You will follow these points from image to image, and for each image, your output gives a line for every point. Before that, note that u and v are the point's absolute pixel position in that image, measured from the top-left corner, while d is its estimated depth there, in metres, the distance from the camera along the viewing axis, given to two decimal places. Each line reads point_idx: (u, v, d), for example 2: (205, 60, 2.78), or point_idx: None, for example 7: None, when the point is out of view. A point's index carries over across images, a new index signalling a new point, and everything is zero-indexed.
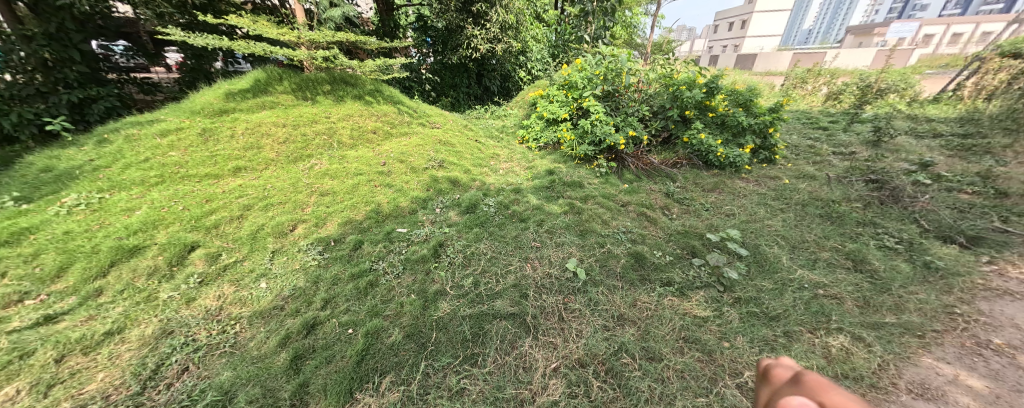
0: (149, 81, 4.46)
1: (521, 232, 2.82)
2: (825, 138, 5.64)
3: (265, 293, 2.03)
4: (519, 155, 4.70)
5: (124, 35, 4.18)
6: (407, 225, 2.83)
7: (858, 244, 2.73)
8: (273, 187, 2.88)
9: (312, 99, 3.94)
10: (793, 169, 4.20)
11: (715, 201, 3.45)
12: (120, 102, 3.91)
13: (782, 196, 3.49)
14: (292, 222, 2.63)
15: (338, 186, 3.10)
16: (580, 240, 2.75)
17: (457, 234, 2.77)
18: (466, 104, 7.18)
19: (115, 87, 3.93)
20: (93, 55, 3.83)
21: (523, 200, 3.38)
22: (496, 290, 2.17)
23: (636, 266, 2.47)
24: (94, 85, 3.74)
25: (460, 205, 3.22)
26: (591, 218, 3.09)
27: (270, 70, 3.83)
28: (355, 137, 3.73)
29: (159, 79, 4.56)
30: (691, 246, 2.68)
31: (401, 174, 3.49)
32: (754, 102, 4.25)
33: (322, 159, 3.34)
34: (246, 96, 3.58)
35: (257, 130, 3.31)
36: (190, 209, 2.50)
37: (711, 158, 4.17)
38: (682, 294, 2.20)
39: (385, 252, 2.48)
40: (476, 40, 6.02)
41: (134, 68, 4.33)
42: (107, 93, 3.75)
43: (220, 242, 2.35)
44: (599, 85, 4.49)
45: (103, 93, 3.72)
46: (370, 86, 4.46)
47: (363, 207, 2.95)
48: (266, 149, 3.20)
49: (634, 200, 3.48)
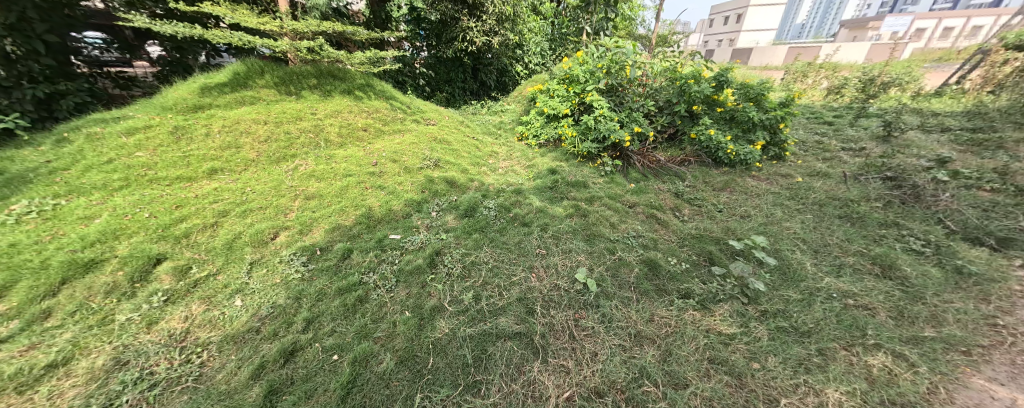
0: (125, 75, 4.15)
1: (524, 238, 2.62)
2: (831, 133, 5.48)
3: (239, 312, 1.80)
4: (518, 153, 4.49)
5: (103, 26, 3.88)
6: (401, 231, 2.64)
7: (884, 248, 2.56)
8: (253, 191, 2.60)
9: (296, 94, 3.65)
10: (804, 167, 4.04)
11: (727, 201, 3.27)
12: (92, 97, 3.65)
13: (798, 195, 3.31)
14: (273, 230, 2.39)
15: (325, 188, 2.85)
16: (587, 245, 2.55)
17: (454, 240, 2.56)
18: (461, 100, 6.96)
19: (84, 81, 3.64)
20: (63, 46, 3.51)
21: (524, 202, 3.17)
22: (499, 305, 1.97)
23: (649, 275, 2.28)
24: (63, 79, 3.48)
25: (457, 207, 3.02)
26: (598, 222, 2.90)
27: (251, 63, 3.54)
28: (344, 135, 3.46)
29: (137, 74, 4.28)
30: (707, 251, 2.50)
31: (394, 175, 3.26)
32: (765, 96, 4.06)
33: (307, 159, 3.06)
34: (224, 90, 3.27)
35: (235, 127, 3.00)
36: (157, 216, 2.23)
37: (720, 155, 3.98)
38: (703, 307, 2.00)
39: (376, 263, 2.27)
40: (472, 33, 5.76)
41: (112, 62, 4.03)
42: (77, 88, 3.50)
43: (191, 253, 2.11)
44: (602, 78, 4.28)
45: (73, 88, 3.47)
46: (360, 80, 4.20)
47: (353, 211, 2.74)
48: (246, 148, 2.91)
49: (642, 200, 3.29)
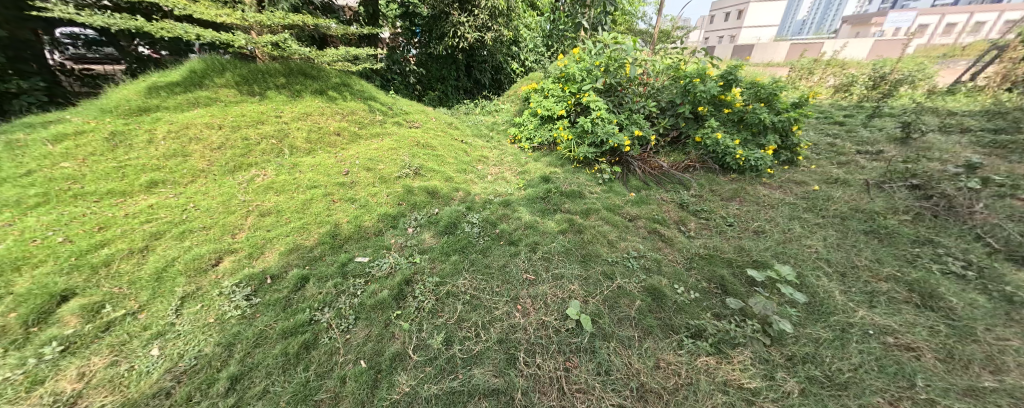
0: (93, 72, 3.66)
1: (510, 260, 2.30)
2: (844, 135, 5.16)
3: (153, 366, 1.48)
4: (510, 158, 4.17)
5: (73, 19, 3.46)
6: (370, 252, 2.32)
7: (921, 271, 2.23)
8: (197, 208, 2.26)
9: (261, 94, 3.29)
10: (819, 174, 3.71)
11: (739, 213, 2.96)
12: (52, 97, 3.25)
13: (816, 207, 2.99)
14: (216, 255, 2.06)
15: (284, 202, 2.51)
16: (580, 269, 2.23)
17: (430, 263, 2.22)
18: (453, 99, 6.61)
19: (41, 79, 3.17)
20: (19, 41, 3.05)
21: (513, 216, 2.84)
22: (474, 351, 1.64)
23: (653, 306, 1.95)
24: (16, 75, 3.04)
25: (437, 223, 2.68)
26: (594, 239, 2.59)
27: (210, 60, 3.19)
28: (313, 140, 3.12)
29: (107, 72, 3.73)
30: (718, 275, 2.18)
31: (368, 185, 2.93)
32: (778, 97, 3.72)
33: (266, 168, 2.71)
34: (175, 90, 2.91)
35: (183, 132, 2.64)
36: (74, 241, 1.89)
37: (728, 161, 3.65)
38: (719, 351, 1.67)
39: (334, 295, 1.93)
40: (463, 28, 5.40)
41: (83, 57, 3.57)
42: (31, 87, 3.09)
43: (108, 286, 1.77)
44: (600, 77, 3.98)
45: (25, 87, 3.05)
46: (335, 79, 3.87)
47: (316, 229, 2.42)
48: (195, 157, 2.56)
49: (644, 213, 2.99)
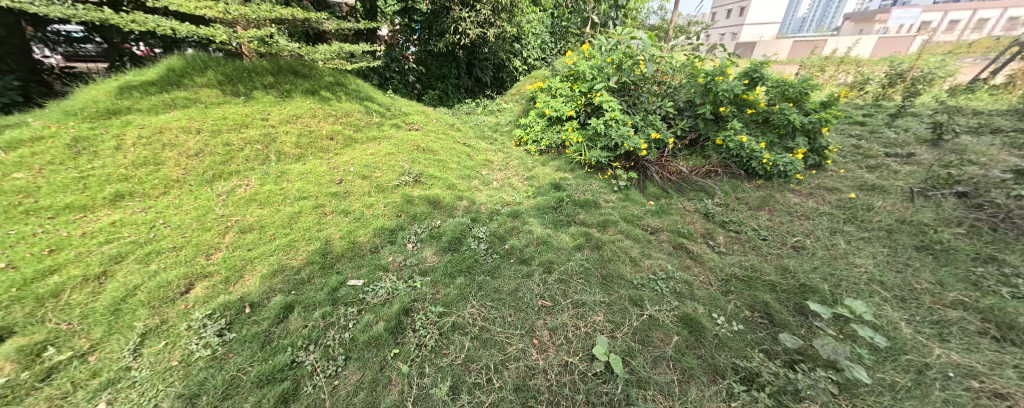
0: (75, 71, 3.21)
1: (522, 283, 2.04)
2: (868, 136, 4.87)
3: None
4: (516, 162, 3.91)
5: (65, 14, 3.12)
6: (364, 274, 2.05)
7: (991, 295, 1.95)
8: (168, 224, 1.99)
9: (246, 94, 3.02)
10: (851, 179, 3.44)
11: (770, 225, 2.69)
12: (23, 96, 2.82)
13: (857, 218, 2.71)
14: (186, 281, 1.79)
15: (269, 216, 2.24)
16: (603, 294, 1.97)
17: (432, 288, 1.95)
18: (454, 98, 6.33)
19: (13, 77, 2.77)
20: None
21: (524, 229, 2.57)
22: (486, 404, 1.38)
23: (690, 340, 1.69)
24: None
25: (438, 238, 2.42)
26: (615, 256, 2.32)
27: (191, 57, 2.93)
28: (303, 145, 2.85)
29: (91, 71, 3.27)
30: (761, 302, 1.92)
31: (363, 195, 2.66)
32: (808, 96, 3.42)
33: (249, 178, 2.43)
34: (150, 91, 2.63)
35: (157, 138, 2.37)
36: (18, 267, 1.61)
37: (754, 166, 3.37)
38: (778, 403, 1.40)
39: (321, 329, 1.66)
40: (465, 24, 5.12)
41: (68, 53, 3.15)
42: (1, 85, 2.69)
43: (54, 322, 1.49)
44: (613, 76, 3.71)
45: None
46: (328, 78, 3.61)
47: (304, 247, 2.15)
48: (169, 165, 2.28)
49: (666, 225, 2.72)
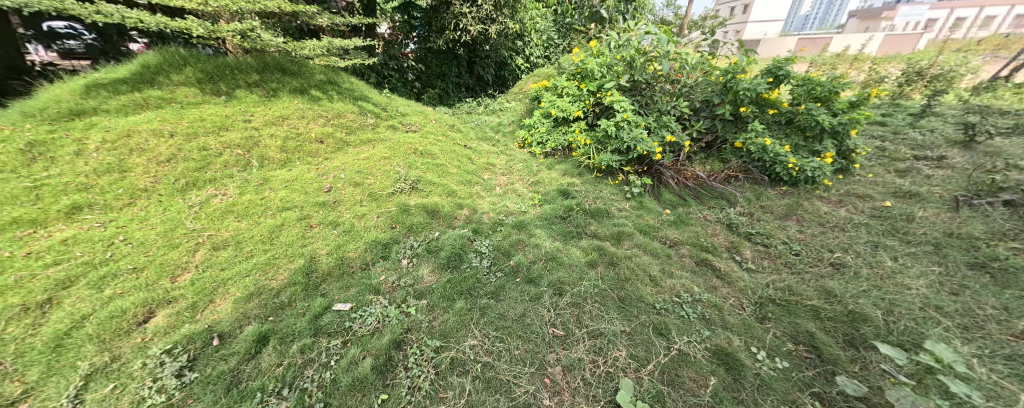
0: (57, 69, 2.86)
1: (530, 308, 1.80)
2: (892, 137, 4.60)
3: None
4: (520, 165, 3.66)
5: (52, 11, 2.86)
6: (353, 297, 1.81)
7: None
8: (129, 241, 1.75)
9: (228, 94, 2.78)
10: (882, 185, 3.18)
11: (802, 238, 2.45)
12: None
13: (897, 230, 2.46)
14: (144, 308, 1.54)
15: (247, 230, 2.00)
16: (623, 322, 1.73)
17: (428, 315, 1.72)
18: (455, 97, 6.09)
19: None
20: None
21: (530, 242, 2.33)
22: None
23: (728, 382, 1.46)
24: None
25: (436, 253, 2.19)
26: (632, 275, 2.07)
27: (168, 53, 2.70)
28: (290, 150, 2.62)
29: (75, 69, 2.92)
30: (805, 332, 1.68)
31: (354, 204, 2.42)
32: (837, 95, 3.16)
33: (227, 186, 2.20)
34: (120, 90, 2.40)
35: (124, 142, 2.14)
36: None
37: (778, 171, 3.11)
38: None
39: (299, 368, 1.43)
40: (465, 20, 4.87)
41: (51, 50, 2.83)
42: None
43: None
44: (624, 73, 3.46)
45: None
46: (319, 76, 3.38)
47: (285, 265, 1.91)
48: (136, 172, 2.05)
49: (686, 237, 2.48)
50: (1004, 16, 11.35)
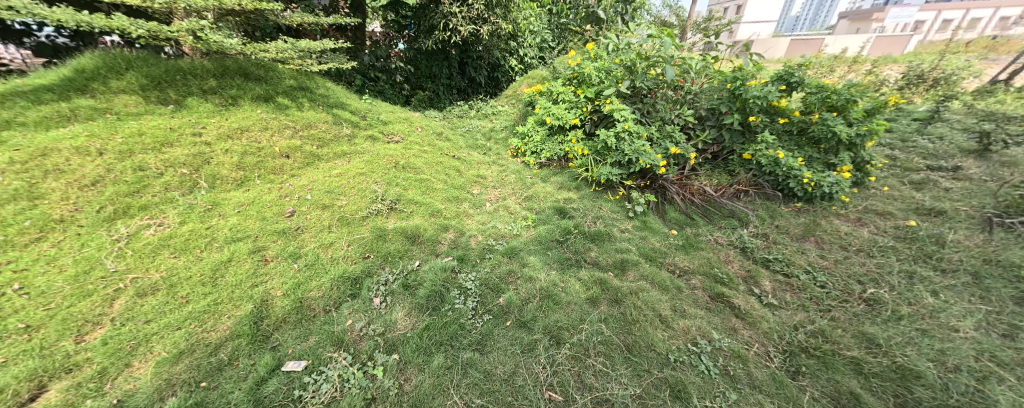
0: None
1: (522, 363, 1.51)
2: (901, 145, 4.39)
3: None
4: (513, 177, 3.38)
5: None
6: (310, 351, 1.50)
7: None
8: (27, 291, 1.42)
9: (179, 102, 2.46)
10: (901, 200, 2.96)
11: (826, 265, 2.19)
12: None
13: (929, 257, 2.22)
14: (31, 383, 1.21)
15: (185, 269, 1.68)
16: (632, 381, 1.46)
17: (398, 377, 1.43)
18: (446, 99, 5.78)
19: None
20: None
21: (523, 275, 2.04)
22: None
23: None
24: None
25: (414, 290, 1.88)
26: (641, 315, 1.79)
27: (109, 55, 2.40)
28: (249, 167, 2.31)
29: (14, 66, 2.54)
30: (844, 393, 1.42)
31: (320, 231, 2.11)
32: (854, 104, 2.92)
33: (166, 214, 1.88)
34: (45, 99, 2.07)
35: (42, 163, 1.81)
36: None
37: (792, 186, 2.87)
38: None
39: None
40: (454, 20, 4.57)
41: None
42: None
43: None
44: (624, 79, 3.18)
45: None
46: (289, 82, 3.10)
47: (227, 311, 1.58)
48: (52, 200, 1.72)
49: (697, 265, 2.21)
50: (992, 18, 11.42)
